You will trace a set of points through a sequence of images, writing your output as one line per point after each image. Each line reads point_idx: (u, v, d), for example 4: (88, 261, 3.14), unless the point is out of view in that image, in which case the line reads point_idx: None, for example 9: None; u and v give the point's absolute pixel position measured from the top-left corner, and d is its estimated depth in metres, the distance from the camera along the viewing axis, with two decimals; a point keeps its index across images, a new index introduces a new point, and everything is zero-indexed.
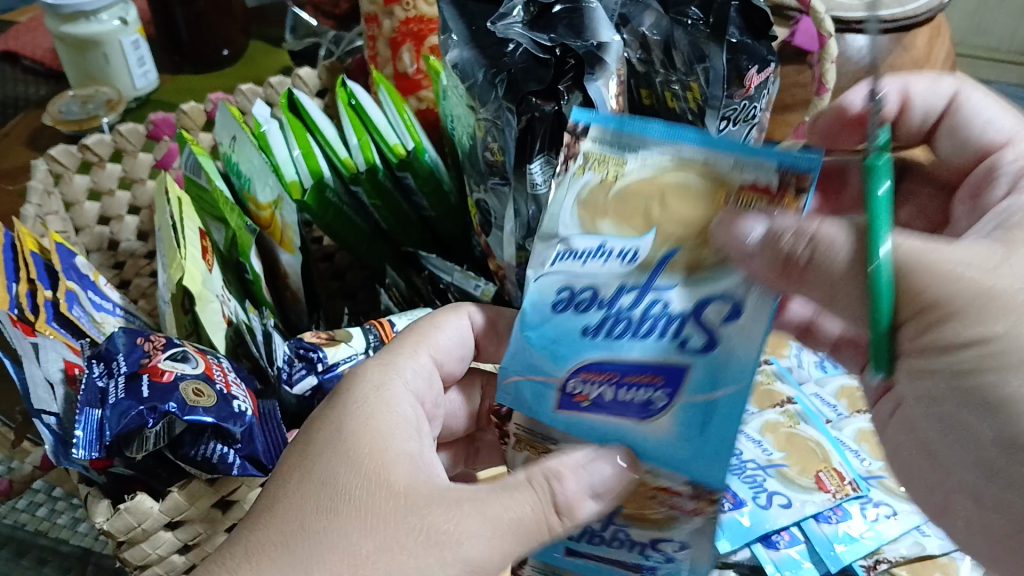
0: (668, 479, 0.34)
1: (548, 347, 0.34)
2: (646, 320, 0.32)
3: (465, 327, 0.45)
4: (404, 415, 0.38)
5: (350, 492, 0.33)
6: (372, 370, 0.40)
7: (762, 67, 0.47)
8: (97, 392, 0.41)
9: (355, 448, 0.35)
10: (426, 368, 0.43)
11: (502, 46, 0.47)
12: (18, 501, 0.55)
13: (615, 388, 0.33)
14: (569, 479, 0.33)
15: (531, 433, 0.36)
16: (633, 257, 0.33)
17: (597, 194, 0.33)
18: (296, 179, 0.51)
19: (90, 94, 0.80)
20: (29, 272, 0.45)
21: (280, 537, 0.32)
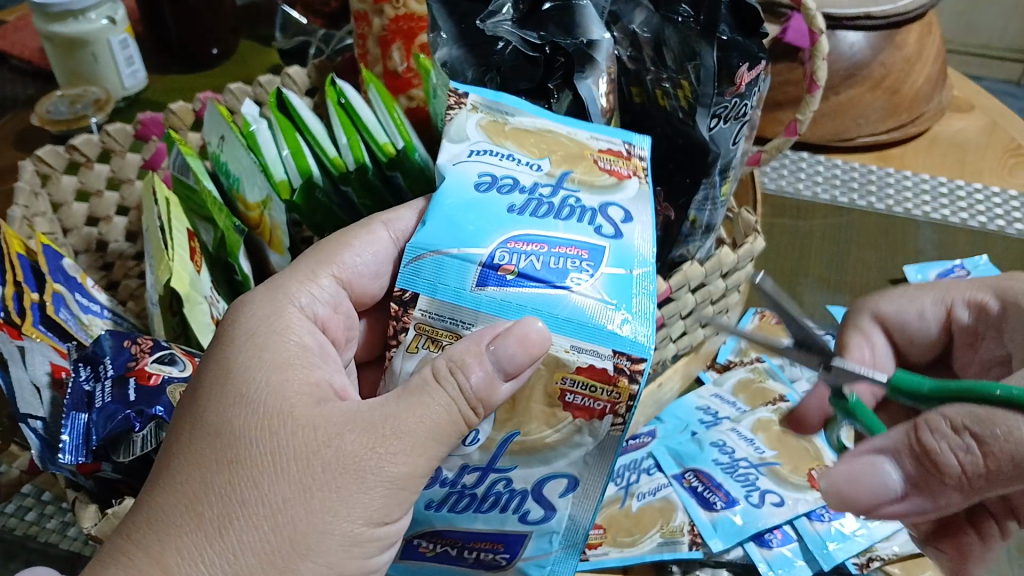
0: (592, 356, 0.32)
1: (473, 218, 0.35)
2: (565, 207, 0.37)
3: (383, 242, 0.42)
4: (303, 342, 0.37)
5: (248, 440, 0.32)
6: (263, 296, 0.39)
7: (753, 64, 0.45)
8: (84, 396, 0.41)
9: (247, 383, 0.34)
10: (330, 291, 0.40)
11: (491, 44, 0.47)
12: (7, 505, 0.54)
13: (543, 256, 0.34)
14: (474, 369, 0.32)
15: (436, 317, 0.34)
16: (540, 168, 0.39)
17: (494, 126, 0.41)
18: (285, 179, 0.51)
19: (78, 93, 0.79)
20: (16, 275, 0.44)
21: (186, 501, 0.31)
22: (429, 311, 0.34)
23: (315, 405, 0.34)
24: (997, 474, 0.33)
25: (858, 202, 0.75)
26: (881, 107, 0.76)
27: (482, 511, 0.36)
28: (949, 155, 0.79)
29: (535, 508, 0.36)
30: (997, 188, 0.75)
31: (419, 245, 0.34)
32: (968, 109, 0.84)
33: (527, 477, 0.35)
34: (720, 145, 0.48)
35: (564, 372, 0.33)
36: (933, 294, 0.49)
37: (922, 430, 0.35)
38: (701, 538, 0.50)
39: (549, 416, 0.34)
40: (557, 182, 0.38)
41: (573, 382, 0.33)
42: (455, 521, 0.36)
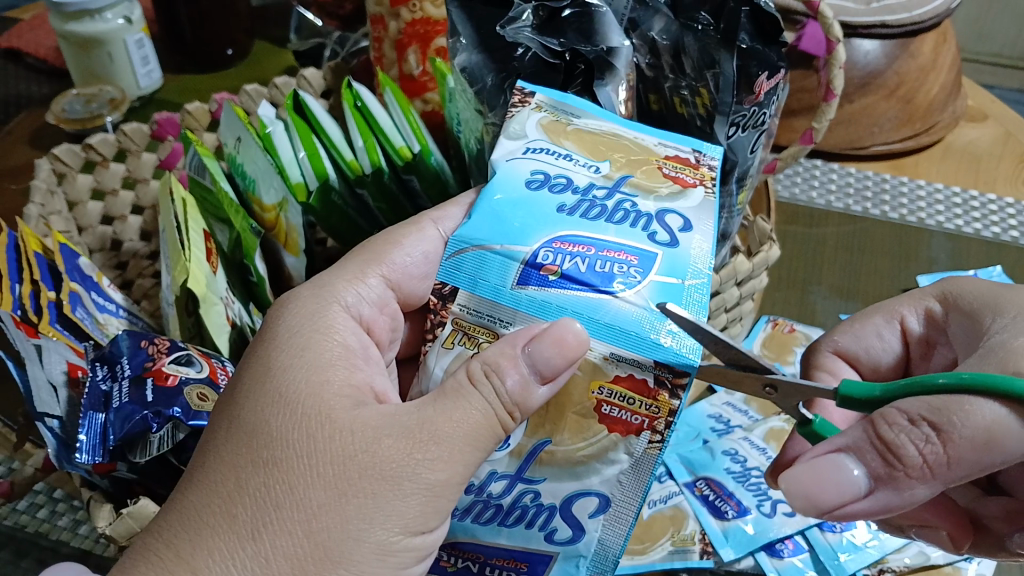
0: (631, 365, 0.32)
1: (521, 214, 0.35)
2: (619, 211, 0.36)
3: (432, 242, 0.42)
4: (346, 343, 0.37)
5: (288, 440, 0.33)
6: (306, 295, 0.39)
7: (771, 73, 0.46)
8: (101, 395, 0.41)
9: (285, 384, 0.35)
10: (376, 289, 0.41)
11: (511, 49, 0.47)
12: (19, 502, 0.54)
13: (589, 258, 0.33)
14: (509, 371, 0.32)
15: (474, 313, 0.34)
16: (598, 170, 0.38)
17: (554, 125, 0.40)
18: (301, 181, 0.51)
19: (94, 92, 0.80)
20: (32, 273, 0.45)
21: (220, 503, 0.32)
22: (467, 306, 0.34)
23: (352, 408, 0.34)
24: (954, 454, 0.31)
25: (872, 211, 0.75)
26: (895, 116, 0.76)
27: (506, 525, 0.35)
28: (962, 164, 0.79)
29: (562, 527, 0.35)
30: (1010, 198, 0.75)
31: (463, 238, 0.34)
32: (982, 119, 0.84)
33: (556, 491, 0.35)
34: (738, 153, 0.48)
35: (601, 381, 0.33)
36: (884, 312, 0.45)
37: (881, 426, 0.33)
38: (712, 547, 0.50)
39: (580, 427, 0.34)
40: (613, 186, 0.37)
41: (611, 393, 0.33)
42: (479, 535, 0.36)
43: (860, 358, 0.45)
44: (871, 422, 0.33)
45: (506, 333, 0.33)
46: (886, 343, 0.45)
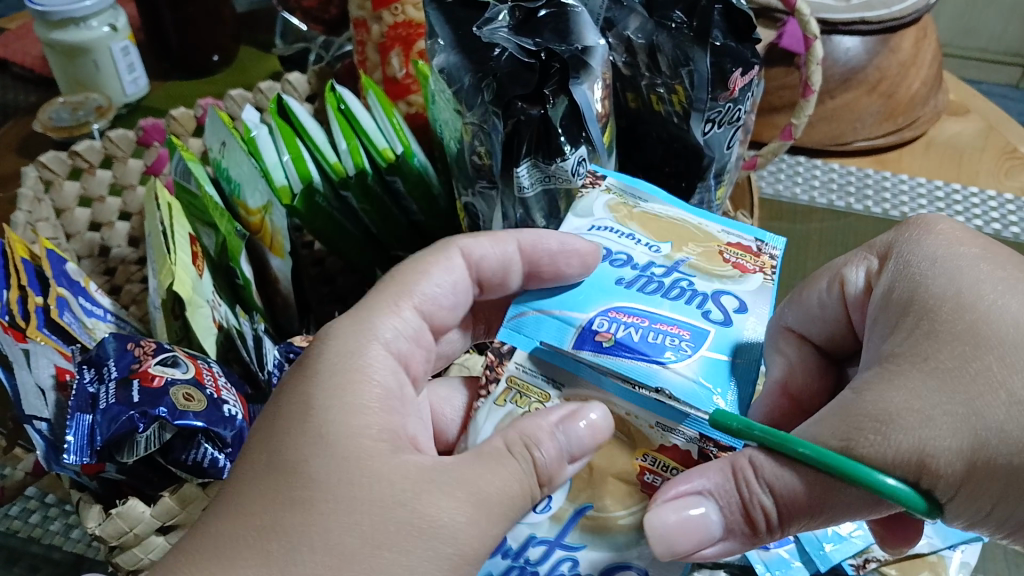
0: (675, 435, 0.36)
1: (586, 285, 0.39)
2: (675, 287, 0.39)
3: (458, 271, 0.42)
4: (383, 384, 0.35)
5: (325, 483, 0.31)
6: (347, 328, 0.37)
7: (745, 70, 0.46)
8: (87, 398, 0.41)
9: (333, 423, 0.33)
10: (413, 324, 0.39)
11: (488, 50, 0.45)
12: (10, 508, 0.55)
13: (642, 329, 0.37)
14: (546, 444, 0.33)
15: (528, 372, 0.38)
16: (659, 250, 0.41)
17: (620, 207, 0.43)
18: (286, 184, 0.52)
19: (81, 101, 0.80)
20: (20, 279, 0.45)
21: (251, 535, 0.30)
22: (522, 366, 0.38)
23: (390, 454, 0.33)
24: (792, 518, 0.33)
25: (854, 205, 0.75)
26: (877, 111, 0.77)
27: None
28: (945, 157, 0.80)
29: None
30: (993, 190, 0.76)
31: (525, 304, 0.38)
32: (964, 113, 0.85)
33: (593, 561, 0.36)
34: (714, 149, 0.49)
35: (647, 449, 0.36)
36: (828, 273, 0.41)
37: (740, 480, 0.33)
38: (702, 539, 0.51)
39: (625, 496, 0.36)
40: (673, 264, 0.40)
41: (654, 461, 0.36)
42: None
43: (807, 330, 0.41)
44: (734, 472, 0.34)
45: (558, 394, 0.38)
46: (822, 311, 0.41)
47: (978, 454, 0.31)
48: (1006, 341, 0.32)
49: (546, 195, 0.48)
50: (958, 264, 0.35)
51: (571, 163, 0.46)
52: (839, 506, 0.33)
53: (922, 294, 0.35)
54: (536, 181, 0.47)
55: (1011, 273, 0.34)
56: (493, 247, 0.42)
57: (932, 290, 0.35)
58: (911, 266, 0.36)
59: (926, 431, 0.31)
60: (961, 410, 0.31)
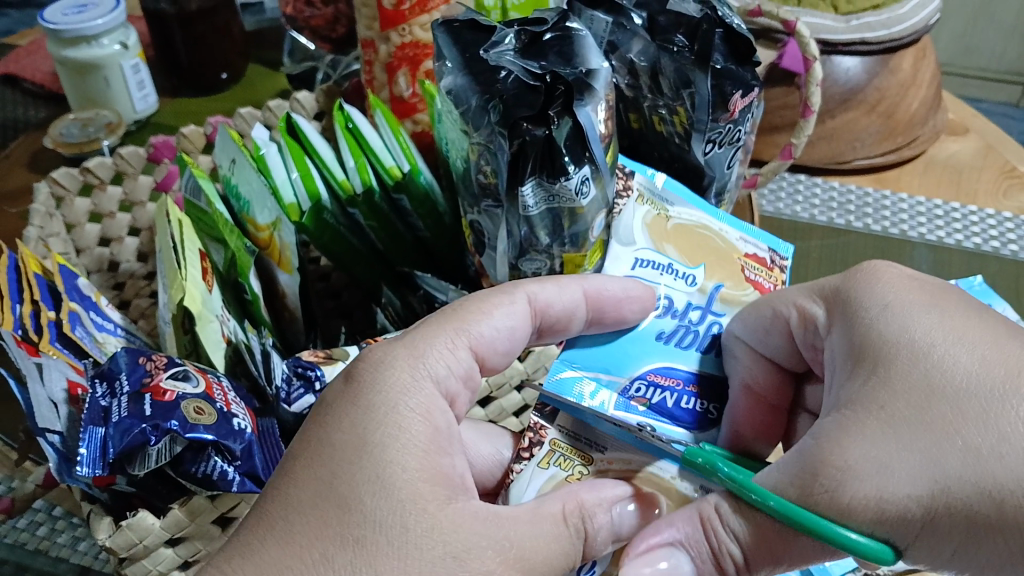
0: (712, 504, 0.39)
1: (636, 344, 0.43)
2: (707, 336, 0.45)
3: (521, 315, 0.42)
4: (435, 423, 0.36)
5: (381, 523, 0.32)
6: (402, 362, 0.37)
7: (745, 92, 0.48)
8: (100, 411, 0.42)
9: (386, 463, 0.33)
10: (465, 362, 0.40)
11: (494, 73, 0.46)
12: (18, 519, 0.56)
13: (677, 392, 0.42)
14: (599, 516, 0.36)
15: (574, 436, 0.40)
16: (693, 282, 0.46)
17: (657, 225, 0.48)
18: (294, 201, 0.53)
19: (90, 117, 0.82)
20: (33, 294, 0.46)
21: (304, 567, 0.31)
22: (566, 429, 0.40)
23: (444, 502, 0.33)
24: (757, 563, 0.35)
25: (855, 223, 0.76)
26: (877, 130, 0.77)
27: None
28: (945, 176, 0.81)
29: None
30: (991, 209, 0.77)
31: (568, 360, 0.42)
32: (963, 132, 0.86)
33: None
34: (715, 169, 0.50)
35: None
36: (774, 305, 0.43)
37: (708, 529, 0.35)
38: None
39: None
40: (706, 302, 0.46)
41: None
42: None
43: (762, 347, 0.44)
44: (702, 522, 0.35)
45: (601, 456, 0.39)
46: (771, 334, 0.43)
47: (937, 497, 0.32)
48: (958, 387, 0.33)
49: (550, 214, 0.48)
50: (907, 311, 0.36)
51: (575, 183, 0.46)
52: (801, 549, 0.34)
53: (876, 339, 0.36)
54: (540, 200, 0.47)
55: (963, 313, 0.36)
56: (559, 294, 0.42)
57: (884, 337, 0.36)
58: (862, 315, 0.38)
59: (886, 477, 0.32)
60: (919, 456, 0.32)
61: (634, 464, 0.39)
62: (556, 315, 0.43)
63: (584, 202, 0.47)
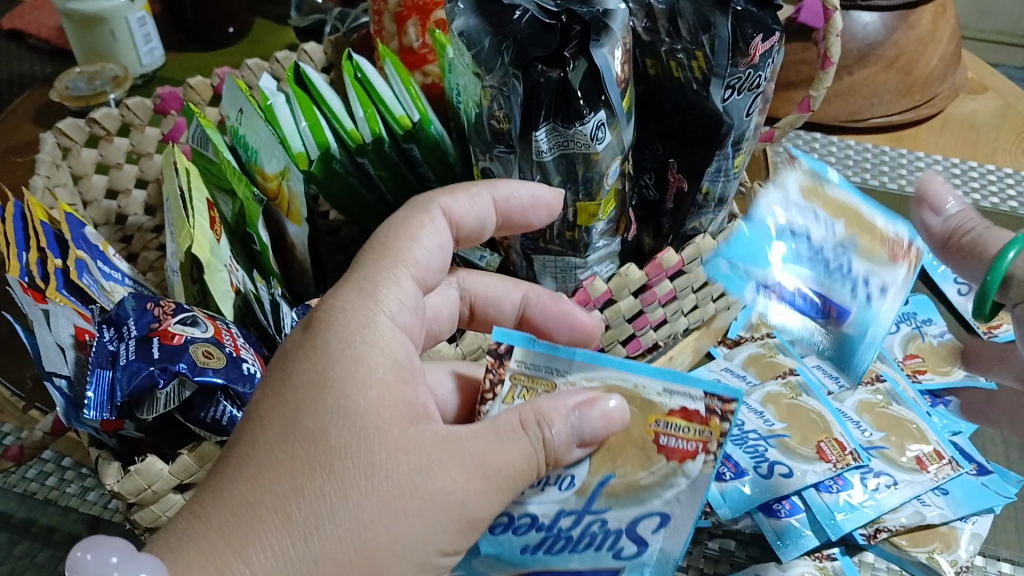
0: (683, 398, 0.38)
1: (766, 260, 0.49)
2: (838, 268, 0.47)
3: (443, 229, 0.42)
4: (395, 356, 0.37)
5: (346, 450, 0.33)
6: (353, 299, 0.38)
7: (767, 36, 0.46)
8: (107, 355, 0.41)
9: (347, 396, 0.34)
10: (412, 293, 0.40)
11: (507, 13, 0.45)
12: (28, 470, 0.56)
13: (794, 294, 0.48)
14: (558, 425, 0.36)
15: (533, 367, 0.39)
16: (835, 229, 0.48)
17: (813, 186, 0.50)
18: (303, 150, 0.52)
19: (97, 70, 0.81)
20: (39, 241, 0.46)
21: (275, 500, 0.32)
22: (524, 362, 0.39)
23: (407, 426, 0.35)
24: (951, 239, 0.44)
25: (870, 180, 0.74)
26: (894, 87, 0.76)
27: (577, 552, 0.40)
28: (962, 135, 0.79)
29: (628, 545, 0.40)
30: (1009, 168, 0.75)
31: (719, 253, 0.51)
32: (982, 91, 0.84)
33: (621, 517, 0.40)
34: (734, 116, 0.50)
35: (656, 415, 0.38)
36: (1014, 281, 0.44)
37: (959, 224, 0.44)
38: (711, 508, 0.52)
39: (643, 459, 0.39)
40: (841, 243, 0.48)
41: (666, 424, 0.38)
42: (544, 559, 0.40)
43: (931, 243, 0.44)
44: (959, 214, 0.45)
45: (565, 381, 0.39)
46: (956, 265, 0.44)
47: None
48: None
49: (565, 160, 0.48)
50: None
51: (590, 128, 0.45)
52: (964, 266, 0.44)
53: None
54: (554, 146, 0.46)
55: None
56: (472, 205, 0.43)
57: None
58: None
59: None
60: None
61: (596, 382, 0.38)
62: (467, 223, 0.43)
63: (601, 147, 0.46)
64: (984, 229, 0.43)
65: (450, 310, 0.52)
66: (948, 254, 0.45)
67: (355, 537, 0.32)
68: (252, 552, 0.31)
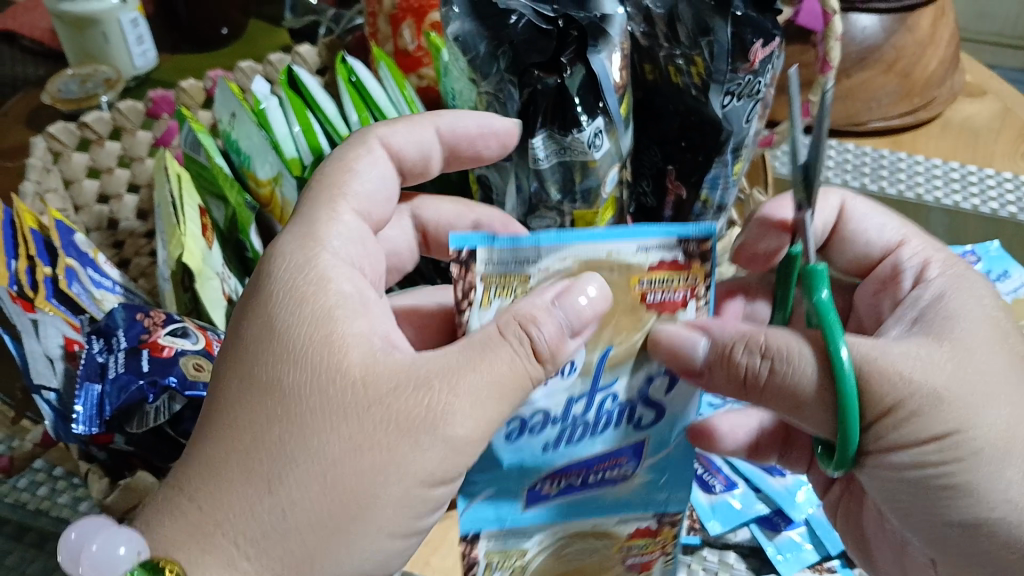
0: (660, 251, 0.34)
1: None
2: None
3: (383, 162, 0.42)
4: (342, 291, 0.35)
5: (303, 394, 0.32)
6: (293, 242, 0.37)
7: (767, 40, 0.46)
8: (96, 367, 0.41)
9: (295, 339, 0.33)
10: (354, 224, 0.39)
11: (504, 16, 0.43)
12: (20, 479, 0.55)
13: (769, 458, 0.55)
14: (544, 321, 0.32)
15: (499, 265, 0.34)
16: None
17: None
18: (296, 156, 0.52)
19: (89, 72, 0.79)
20: (28, 249, 0.45)
21: (239, 456, 0.31)
22: (491, 262, 0.34)
23: (365, 356, 0.33)
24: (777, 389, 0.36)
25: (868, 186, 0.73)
26: (893, 91, 0.75)
27: (598, 436, 0.36)
28: (961, 138, 0.79)
29: (647, 413, 0.37)
30: (1009, 171, 0.75)
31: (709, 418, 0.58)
32: (980, 94, 0.83)
33: (632, 388, 0.36)
34: (733, 122, 0.48)
35: (638, 275, 0.34)
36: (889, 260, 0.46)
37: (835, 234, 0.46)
38: (700, 523, 0.52)
39: (633, 322, 0.35)
40: None
41: (649, 283, 0.35)
42: (568, 453, 0.36)
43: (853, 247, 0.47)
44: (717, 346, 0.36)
45: (537, 269, 0.34)
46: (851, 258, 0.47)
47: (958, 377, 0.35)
48: None
49: (562, 166, 0.46)
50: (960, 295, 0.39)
51: (588, 135, 0.44)
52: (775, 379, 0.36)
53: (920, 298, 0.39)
54: (551, 153, 0.45)
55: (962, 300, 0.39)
56: (412, 135, 0.42)
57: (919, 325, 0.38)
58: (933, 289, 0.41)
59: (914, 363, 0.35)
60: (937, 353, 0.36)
61: (570, 262, 0.34)
62: (409, 156, 0.43)
63: (598, 155, 0.46)
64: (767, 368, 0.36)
65: (409, 245, 0.49)
66: (755, 393, 0.37)
67: (324, 480, 0.31)
68: (222, 513, 0.30)
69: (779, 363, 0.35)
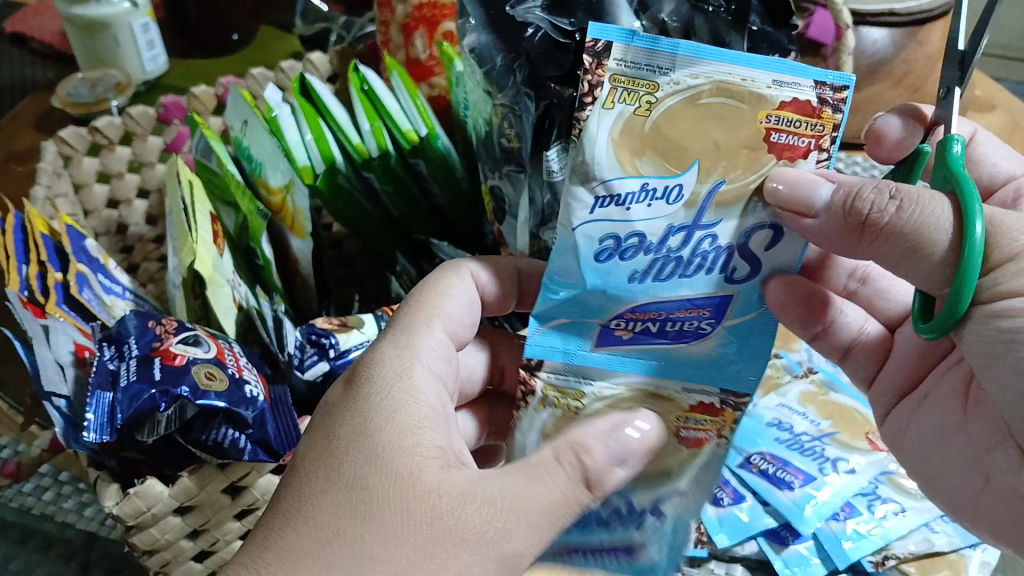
0: (793, 88, 0.32)
1: (763, 443, 0.57)
2: (815, 452, 0.56)
3: (470, 291, 0.44)
4: (428, 405, 0.37)
5: (382, 492, 0.33)
6: (390, 354, 0.39)
7: (784, 56, 0.45)
8: (108, 375, 0.41)
9: (380, 444, 0.34)
10: (443, 344, 0.41)
11: (520, 31, 0.44)
12: (25, 484, 0.55)
13: (780, 469, 0.54)
14: (597, 451, 0.36)
15: (631, 66, 0.32)
16: (818, 425, 0.58)
17: (812, 394, 0.60)
18: (308, 164, 0.51)
19: (99, 76, 0.80)
20: (39, 254, 0.45)
21: (319, 548, 0.31)
22: (625, 60, 0.32)
23: (440, 466, 0.35)
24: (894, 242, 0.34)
25: None
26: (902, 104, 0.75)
27: (687, 276, 0.36)
28: None
29: (741, 265, 0.36)
30: None
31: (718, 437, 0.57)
32: (989, 108, 0.83)
33: (733, 232, 0.35)
34: None
35: (768, 111, 0.33)
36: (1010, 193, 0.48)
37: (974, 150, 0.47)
38: (707, 535, 0.51)
39: (753, 161, 0.34)
40: (822, 435, 0.57)
41: (777, 121, 0.33)
42: (653, 289, 0.36)
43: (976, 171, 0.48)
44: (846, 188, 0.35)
45: (667, 79, 0.32)
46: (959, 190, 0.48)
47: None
48: None
49: None
50: None
51: None
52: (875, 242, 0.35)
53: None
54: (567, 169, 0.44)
55: None
56: (497, 277, 0.45)
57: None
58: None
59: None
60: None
61: (702, 80, 0.32)
62: (490, 295, 0.45)
63: None
64: (894, 208, 0.34)
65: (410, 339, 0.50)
66: (871, 238, 0.35)
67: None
68: None
69: (909, 205, 0.33)
